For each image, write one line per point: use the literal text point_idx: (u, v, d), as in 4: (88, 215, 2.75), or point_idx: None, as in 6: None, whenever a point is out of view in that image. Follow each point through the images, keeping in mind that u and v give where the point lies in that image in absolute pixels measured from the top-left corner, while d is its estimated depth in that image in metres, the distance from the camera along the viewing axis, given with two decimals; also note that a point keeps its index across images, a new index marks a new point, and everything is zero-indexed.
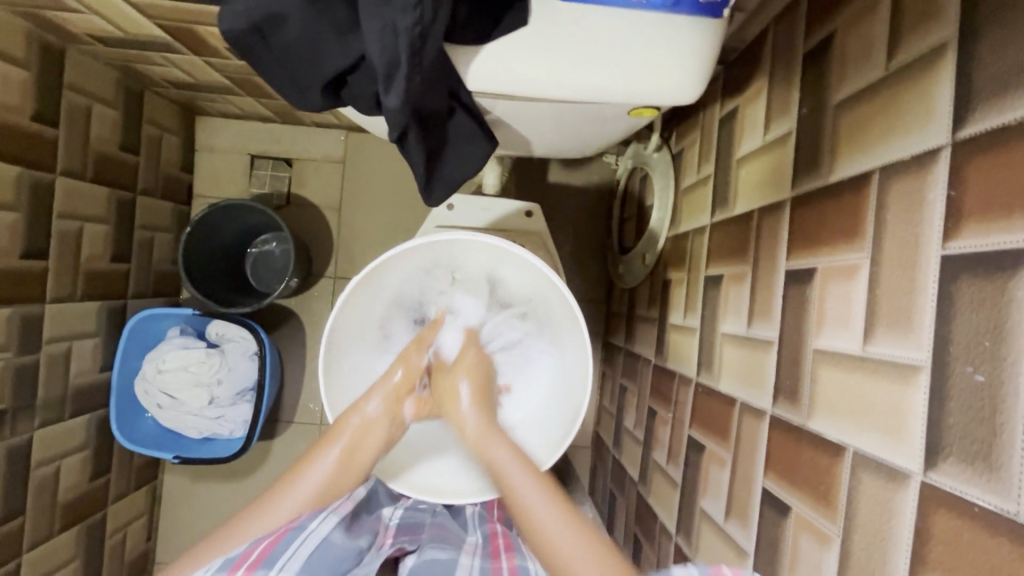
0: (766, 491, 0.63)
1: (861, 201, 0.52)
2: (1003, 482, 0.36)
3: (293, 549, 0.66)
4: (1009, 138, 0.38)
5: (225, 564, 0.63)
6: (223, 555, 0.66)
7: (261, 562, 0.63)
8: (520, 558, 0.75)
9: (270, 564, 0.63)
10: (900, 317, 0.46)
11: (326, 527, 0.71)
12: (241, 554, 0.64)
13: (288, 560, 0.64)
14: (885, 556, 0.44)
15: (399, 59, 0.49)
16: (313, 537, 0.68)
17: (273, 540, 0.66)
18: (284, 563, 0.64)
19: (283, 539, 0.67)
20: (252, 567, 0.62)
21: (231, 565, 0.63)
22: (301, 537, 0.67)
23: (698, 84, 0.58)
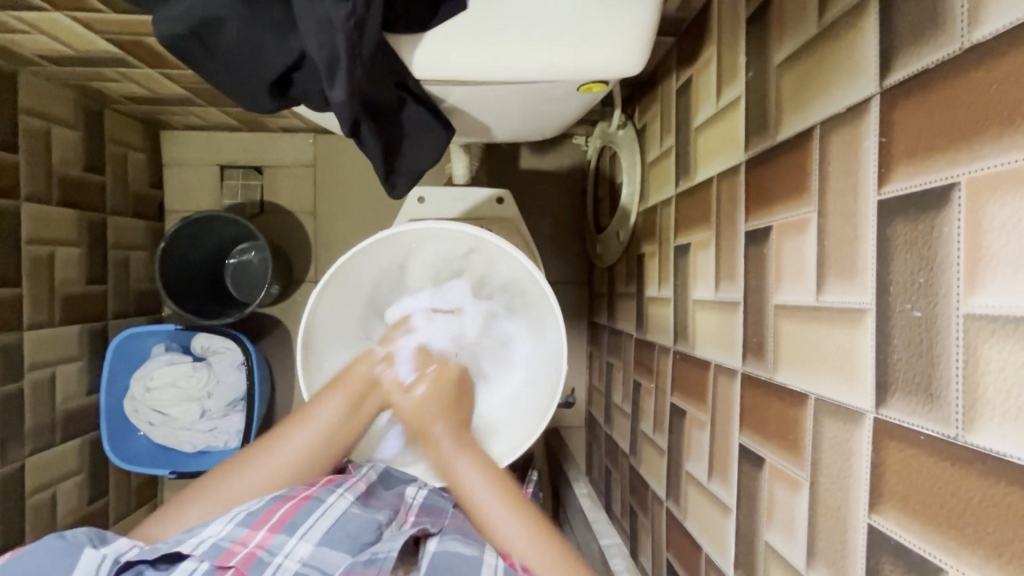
0: (742, 446, 0.65)
1: (806, 157, 0.54)
2: (942, 410, 0.37)
3: (311, 521, 0.69)
4: (927, 81, 0.39)
5: (249, 518, 0.67)
6: (244, 506, 0.71)
7: (282, 526, 0.67)
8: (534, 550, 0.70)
9: (291, 530, 0.67)
10: (846, 264, 0.47)
11: (343, 503, 0.73)
12: (263, 513, 0.69)
13: (306, 530, 0.68)
14: (848, 493, 0.46)
15: (338, 52, 0.51)
16: (331, 511, 0.71)
17: (292, 507, 0.70)
18: (301, 532, 0.67)
19: (302, 508, 0.70)
20: (272, 530, 0.66)
21: (254, 523, 0.67)
22: (321, 509, 0.71)
23: (642, 56, 0.60)
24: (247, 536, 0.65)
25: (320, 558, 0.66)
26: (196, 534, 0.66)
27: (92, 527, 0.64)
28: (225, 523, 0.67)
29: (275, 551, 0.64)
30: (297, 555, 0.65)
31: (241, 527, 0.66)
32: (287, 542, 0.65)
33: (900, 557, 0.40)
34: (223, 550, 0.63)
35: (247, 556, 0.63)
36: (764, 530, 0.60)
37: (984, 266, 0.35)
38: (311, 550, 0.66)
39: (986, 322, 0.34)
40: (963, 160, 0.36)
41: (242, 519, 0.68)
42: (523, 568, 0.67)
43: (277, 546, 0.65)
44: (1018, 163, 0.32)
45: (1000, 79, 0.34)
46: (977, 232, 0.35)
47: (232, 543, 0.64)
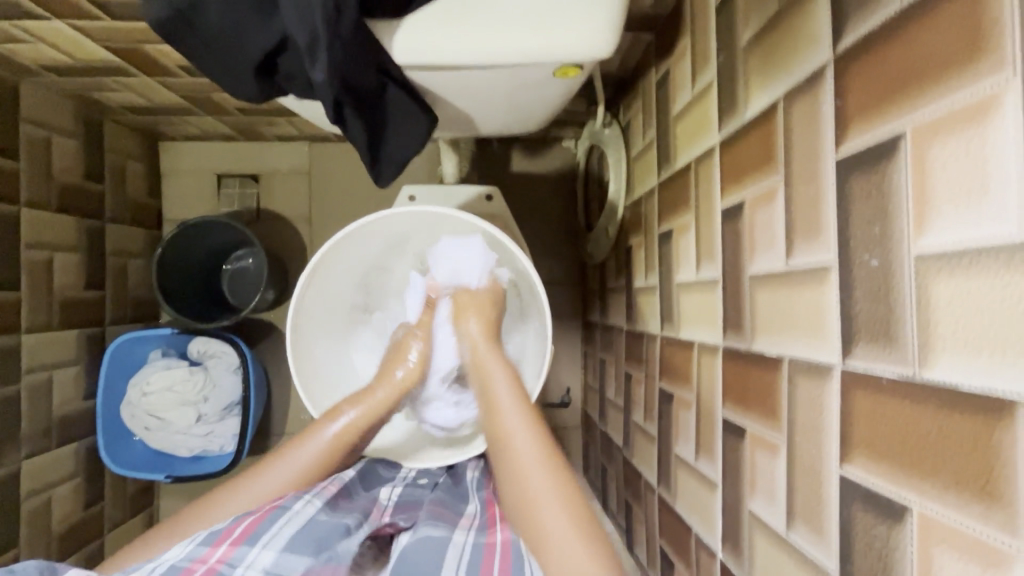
0: (726, 420, 0.65)
1: (771, 129, 0.55)
2: (900, 350, 0.39)
3: (274, 530, 0.66)
4: (872, 40, 0.41)
5: (210, 537, 0.65)
6: (212, 526, 0.69)
7: (244, 538, 0.65)
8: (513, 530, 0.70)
9: (254, 541, 0.65)
10: (811, 226, 0.49)
11: (311, 508, 0.72)
12: (225, 529, 0.66)
13: (269, 538, 0.65)
14: (820, 448, 0.47)
15: (318, 32, 0.55)
16: (297, 516, 0.69)
17: (257, 518, 0.67)
18: (263, 542, 0.64)
19: (266, 517, 0.68)
20: (234, 543, 0.64)
21: (215, 541, 0.64)
22: (286, 517, 0.69)
23: (613, 40, 0.62)
24: (207, 554, 0.63)
25: (283, 565, 0.63)
26: (155, 560, 0.63)
27: (42, 559, 0.61)
28: (184, 545, 0.64)
29: (236, 564, 0.62)
30: (259, 564, 0.62)
31: (201, 546, 0.64)
32: (248, 553, 0.63)
33: (870, 502, 0.41)
34: (182, 569, 0.60)
35: (206, 572, 0.60)
36: (748, 500, 0.60)
37: (931, 206, 0.36)
38: (275, 557, 0.63)
39: (935, 260, 0.36)
40: (907, 110, 0.38)
41: (203, 538, 0.65)
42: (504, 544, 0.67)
43: (238, 558, 0.62)
44: (952, 105, 0.34)
45: (933, 31, 0.36)
46: (923, 175, 0.37)
47: (190, 562, 0.61)
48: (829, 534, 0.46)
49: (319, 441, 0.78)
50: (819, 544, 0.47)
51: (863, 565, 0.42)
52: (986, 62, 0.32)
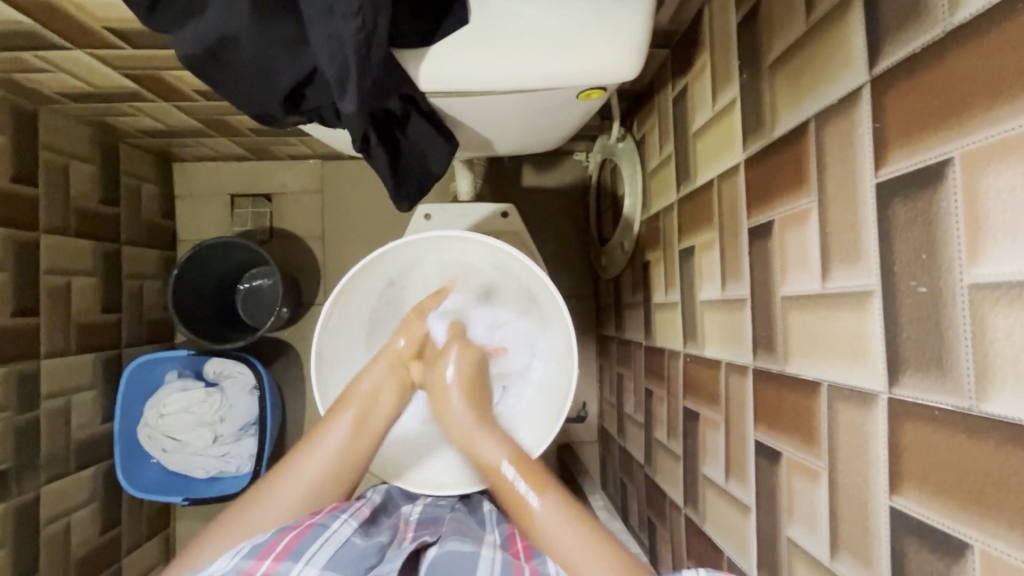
0: (759, 443, 0.64)
1: (803, 150, 0.55)
2: (955, 382, 0.38)
3: (316, 547, 0.64)
4: (914, 65, 0.41)
5: (255, 549, 0.62)
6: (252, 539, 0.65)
7: (288, 553, 0.62)
8: (543, 563, 0.65)
9: (297, 556, 0.62)
10: (849, 250, 0.48)
11: (347, 528, 0.69)
12: (268, 541, 0.63)
13: (312, 555, 0.63)
14: (867, 478, 0.46)
15: (349, 68, 0.53)
16: (336, 536, 0.67)
17: (299, 532, 0.65)
18: (307, 558, 0.62)
19: (308, 532, 0.65)
20: (278, 558, 0.61)
21: (260, 554, 0.62)
22: (326, 535, 0.66)
23: (636, 62, 0.62)
24: (254, 566, 0.60)
25: None
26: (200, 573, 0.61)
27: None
28: (230, 555, 0.62)
29: None
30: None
31: (247, 558, 0.61)
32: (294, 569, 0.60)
33: (925, 537, 0.40)
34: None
35: None
36: (786, 526, 0.59)
37: (984, 235, 0.35)
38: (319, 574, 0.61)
39: (992, 289, 0.35)
40: (955, 136, 0.37)
41: (248, 550, 0.62)
42: (533, 568, 0.64)
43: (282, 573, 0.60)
44: (1010, 132, 0.34)
45: (982, 57, 0.36)
46: (976, 203, 0.36)
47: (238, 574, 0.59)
48: (880, 567, 0.45)
49: (322, 448, 0.75)
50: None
51: None
52: None
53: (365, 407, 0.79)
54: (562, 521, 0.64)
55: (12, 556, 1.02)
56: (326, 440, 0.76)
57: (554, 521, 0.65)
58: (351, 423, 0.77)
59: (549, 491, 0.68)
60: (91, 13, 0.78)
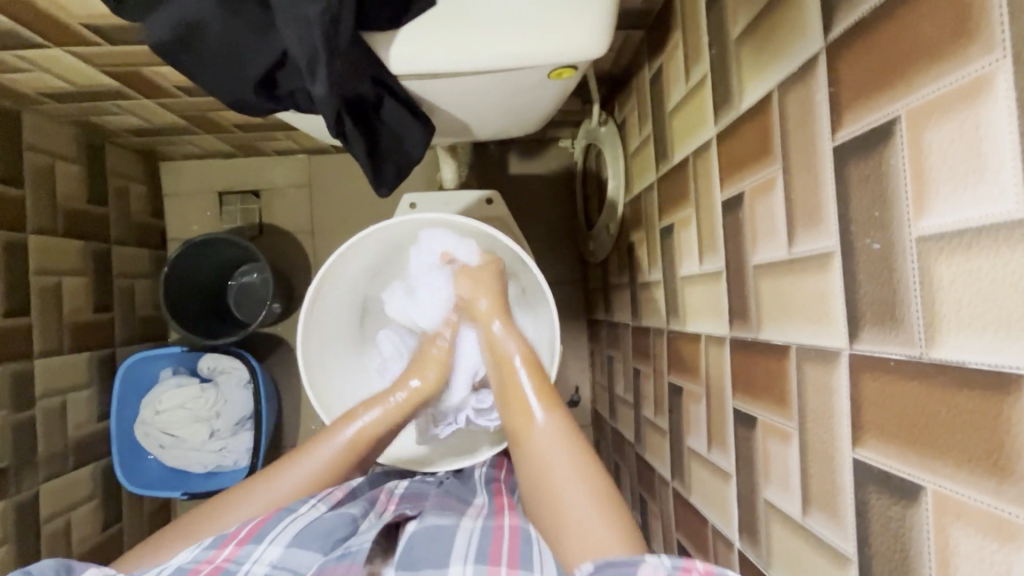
0: (736, 410, 0.66)
1: (768, 118, 0.56)
2: (906, 332, 0.39)
3: (280, 528, 0.68)
4: (862, 28, 0.42)
5: (217, 540, 0.67)
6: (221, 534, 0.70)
7: (249, 538, 0.66)
8: (522, 519, 0.70)
9: (259, 539, 0.66)
10: (811, 215, 0.49)
11: (316, 510, 0.73)
12: (232, 532, 0.68)
13: (275, 536, 0.66)
14: (832, 433, 0.47)
15: (317, 49, 0.54)
16: (302, 517, 0.70)
17: (261, 520, 0.69)
18: (269, 539, 0.66)
19: (271, 518, 0.69)
20: (240, 543, 0.66)
21: (221, 543, 0.66)
22: (290, 517, 0.69)
23: (604, 39, 0.63)
24: (213, 555, 0.65)
25: (290, 559, 0.64)
26: (164, 566, 0.65)
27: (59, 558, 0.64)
28: (192, 549, 0.66)
29: (243, 561, 0.64)
30: (266, 559, 0.64)
31: (207, 548, 0.66)
32: (254, 550, 0.64)
33: (885, 484, 0.41)
34: (188, 570, 0.63)
35: (213, 570, 0.62)
36: (763, 489, 0.60)
37: (929, 187, 0.37)
38: (281, 552, 0.64)
39: (936, 240, 0.36)
40: (900, 95, 0.39)
41: (209, 543, 0.67)
42: (512, 529, 0.68)
43: (245, 556, 0.64)
44: (945, 87, 0.35)
45: (918, 18, 0.37)
46: (919, 156, 0.37)
47: (197, 563, 0.64)
48: (846, 518, 0.46)
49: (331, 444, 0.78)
50: (836, 529, 0.48)
51: (881, 546, 0.42)
52: (978, 43, 0.33)
53: (365, 444, 0.79)
54: (568, 452, 0.68)
55: (14, 552, 1.03)
56: (316, 455, 0.78)
57: (551, 438, 0.70)
58: (348, 441, 0.78)
59: (558, 412, 0.72)
60: (68, 10, 0.79)
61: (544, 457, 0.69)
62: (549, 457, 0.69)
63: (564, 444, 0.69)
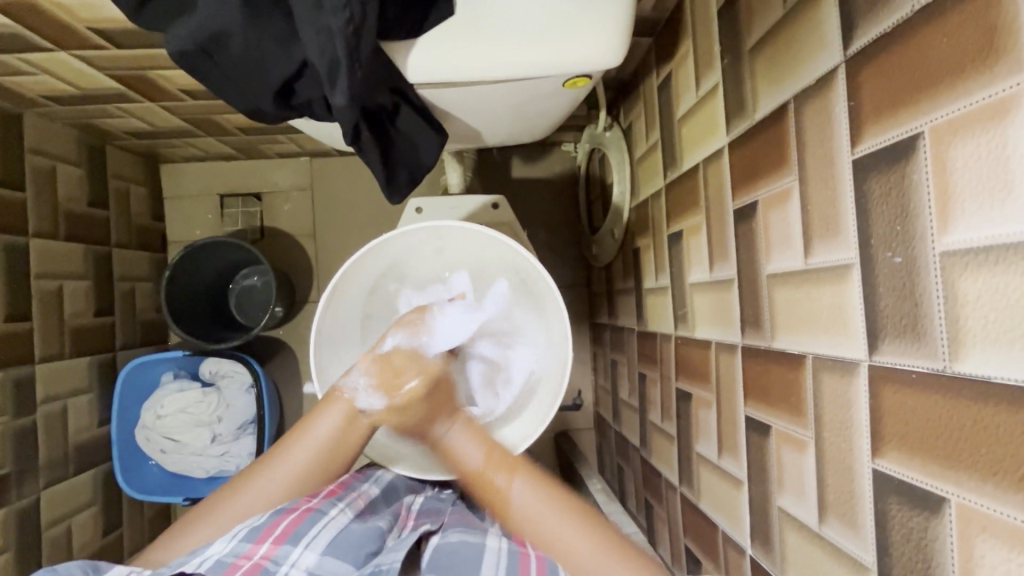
0: (749, 418, 0.66)
1: (783, 130, 0.56)
2: (929, 345, 0.39)
3: (315, 532, 0.67)
4: (884, 45, 0.42)
5: (252, 533, 0.65)
6: (248, 521, 0.69)
7: (286, 537, 0.65)
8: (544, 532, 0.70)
9: (295, 540, 0.65)
10: (829, 226, 0.50)
11: (345, 516, 0.72)
12: (267, 526, 0.66)
13: (311, 540, 0.66)
14: (850, 443, 0.48)
15: (339, 60, 0.54)
16: (333, 523, 0.70)
17: (297, 518, 0.68)
18: (305, 543, 0.65)
19: (306, 518, 0.68)
20: (277, 541, 0.65)
21: (258, 538, 0.65)
22: (324, 521, 0.69)
23: (619, 49, 0.63)
24: (251, 550, 0.64)
25: (325, 569, 0.64)
26: (199, 554, 0.64)
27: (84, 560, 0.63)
28: (227, 540, 0.65)
29: (281, 562, 0.63)
30: (302, 564, 0.63)
31: (244, 542, 0.64)
32: (292, 552, 0.64)
33: (906, 495, 0.42)
34: (228, 564, 0.61)
35: (252, 568, 0.61)
36: (777, 496, 0.61)
37: (954, 204, 0.37)
38: (317, 559, 0.64)
39: (962, 255, 0.37)
40: (923, 112, 0.39)
41: (244, 534, 0.66)
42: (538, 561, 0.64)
43: (282, 557, 0.64)
44: (971, 106, 0.35)
45: (944, 36, 0.37)
46: (943, 173, 0.38)
47: (236, 557, 0.62)
48: (865, 528, 0.47)
49: (310, 439, 0.77)
50: (854, 537, 0.48)
51: (902, 556, 0.42)
52: (1005, 63, 0.33)
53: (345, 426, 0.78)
54: (550, 509, 0.69)
55: (15, 560, 1.02)
56: (317, 428, 0.77)
57: (524, 498, 0.70)
58: (342, 416, 0.78)
59: (519, 474, 0.72)
60: (76, 14, 0.78)
61: (529, 526, 0.68)
62: (539, 521, 0.68)
63: (539, 502, 0.69)
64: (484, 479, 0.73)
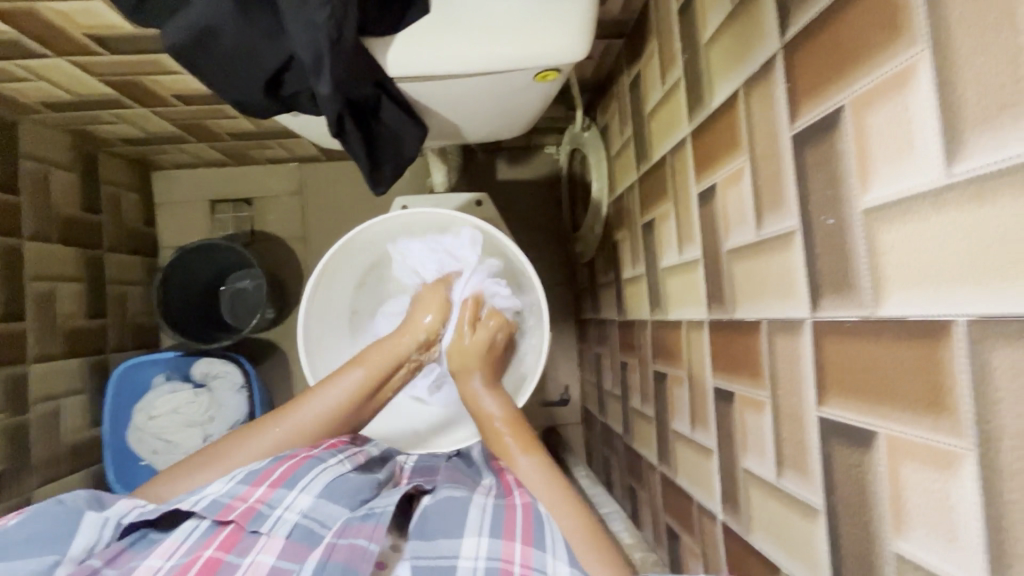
0: (716, 388, 0.70)
1: (735, 115, 0.61)
2: (857, 295, 0.44)
3: (311, 477, 0.69)
4: (811, 30, 0.47)
5: (251, 476, 0.68)
6: (249, 465, 0.72)
7: (282, 481, 0.68)
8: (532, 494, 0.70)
9: (291, 484, 0.68)
10: (775, 198, 0.54)
11: (344, 464, 0.74)
12: (265, 470, 0.69)
13: (307, 484, 0.68)
14: (800, 395, 0.52)
15: (323, 53, 0.59)
16: (331, 468, 0.72)
17: (294, 464, 0.71)
18: (301, 486, 0.68)
19: (302, 465, 0.71)
20: (273, 486, 0.67)
21: (255, 481, 0.68)
22: (321, 467, 0.71)
23: (584, 45, 0.68)
24: (248, 492, 0.67)
25: (320, 511, 0.67)
26: (198, 493, 0.67)
27: (89, 491, 0.66)
28: (226, 482, 0.68)
29: (275, 505, 0.66)
30: (297, 506, 0.66)
31: (241, 484, 0.67)
32: (287, 496, 0.66)
33: (846, 435, 0.46)
34: (223, 506, 0.65)
35: (247, 510, 0.64)
36: (742, 458, 0.64)
37: (871, 166, 0.42)
38: (311, 503, 0.67)
39: (880, 210, 0.41)
40: (845, 86, 0.44)
41: (242, 477, 0.69)
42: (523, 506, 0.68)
43: (277, 500, 0.66)
44: (881, 77, 0.40)
45: (856, 20, 0.42)
46: (862, 139, 0.42)
47: (232, 498, 0.66)
48: (814, 474, 0.50)
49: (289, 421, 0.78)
50: (806, 484, 0.52)
51: (846, 494, 0.46)
52: (904, 39, 0.38)
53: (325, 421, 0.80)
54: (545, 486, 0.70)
55: None
56: (301, 413, 0.79)
57: (531, 474, 0.72)
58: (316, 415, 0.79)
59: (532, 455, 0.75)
60: (74, 20, 0.82)
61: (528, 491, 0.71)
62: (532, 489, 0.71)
63: (543, 484, 0.71)
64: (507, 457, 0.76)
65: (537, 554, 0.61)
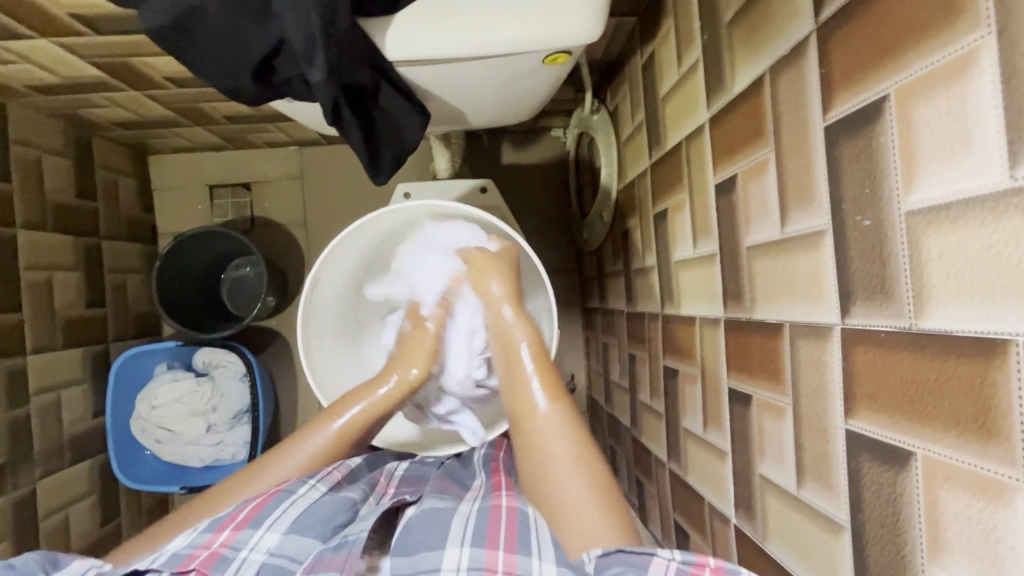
0: (731, 389, 0.67)
1: (759, 102, 0.57)
2: (895, 304, 0.40)
3: (278, 513, 0.68)
4: (851, 11, 0.43)
5: (212, 524, 0.68)
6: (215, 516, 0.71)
7: (246, 522, 0.67)
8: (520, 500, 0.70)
9: (257, 524, 0.67)
10: (803, 194, 0.50)
11: (315, 491, 0.73)
12: (229, 515, 0.69)
13: (273, 521, 0.67)
14: (825, 405, 0.49)
15: (315, 37, 0.56)
16: (302, 499, 0.71)
17: (260, 502, 0.70)
18: (267, 525, 0.67)
19: (269, 501, 0.70)
20: (236, 527, 0.66)
21: (217, 527, 0.67)
22: (289, 500, 0.70)
23: (596, 25, 0.64)
24: (210, 539, 0.66)
25: (289, 547, 0.65)
26: (158, 551, 0.66)
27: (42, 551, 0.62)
28: (186, 535, 0.67)
29: (240, 546, 0.64)
30: (263, 546, 0.64)
31: (205, 532, 0.67)
32: (252, 536, 0.65)
33: (878, 452, 0.43)
34: (184, 556, 0.63)
35: (210, 555, 0.63)
36: (758, 464, 0.62)
37: (918, 163, 0.38)
38: (279, 539, 0.65)
39: (926, 214, 0.37)
40: (889, 74, 0.40)
41: (205, 527, 0.68)
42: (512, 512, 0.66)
43: (242, 542, 0.65)
44: (933, 65, 0.36)
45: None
46: (909, 133, 0.38)
47: (193, 548, 0.64)
48: (839, 488, 0.48)
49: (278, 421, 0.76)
50: (829, 497, 0.49)
51: (874, 513, 0.43)
52: (965, 20, 0.34)
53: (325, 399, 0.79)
54: (570, 462, 0.67)
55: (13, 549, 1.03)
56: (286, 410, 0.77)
57: (554, 432, 0.70)
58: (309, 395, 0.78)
59: (561, 402, 0.72)
60: None
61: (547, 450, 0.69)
62: (553, 444, 0.69)
63: (567, 434, 0.69)
64: (526, 403, 0.73)
65: (522, 560, 0.58)
